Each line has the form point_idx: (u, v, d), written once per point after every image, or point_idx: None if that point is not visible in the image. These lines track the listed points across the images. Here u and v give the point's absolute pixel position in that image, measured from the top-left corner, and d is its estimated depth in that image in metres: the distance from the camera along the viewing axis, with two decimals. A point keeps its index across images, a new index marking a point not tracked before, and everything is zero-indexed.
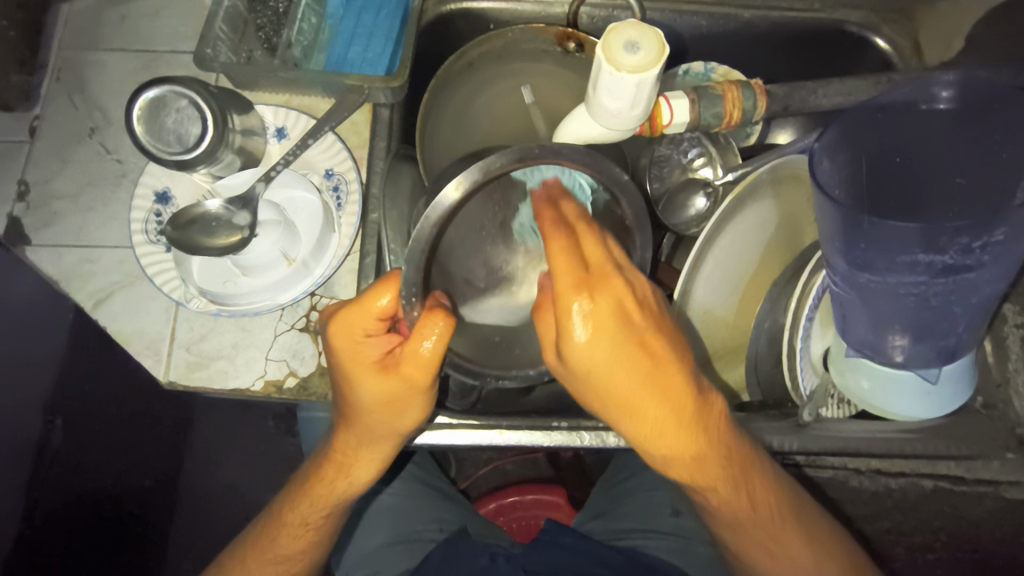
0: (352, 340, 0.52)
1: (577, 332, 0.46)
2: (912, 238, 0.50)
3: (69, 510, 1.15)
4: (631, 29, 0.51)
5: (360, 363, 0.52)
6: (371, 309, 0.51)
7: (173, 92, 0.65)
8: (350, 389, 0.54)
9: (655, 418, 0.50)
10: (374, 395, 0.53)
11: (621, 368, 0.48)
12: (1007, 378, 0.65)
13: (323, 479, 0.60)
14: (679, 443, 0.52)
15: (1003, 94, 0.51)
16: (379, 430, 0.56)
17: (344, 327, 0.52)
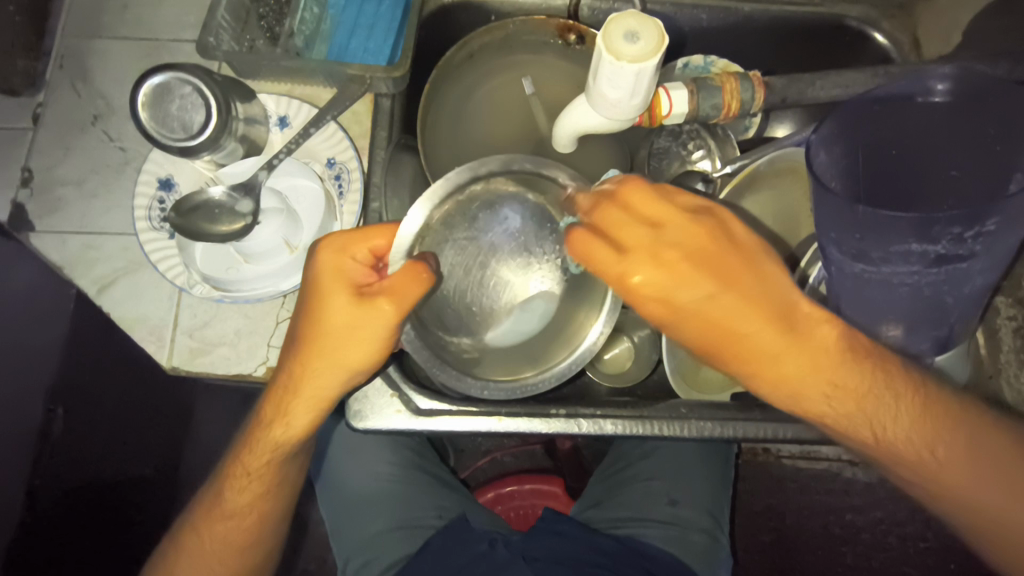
0: (326, 270, 0.55)
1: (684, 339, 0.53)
2: (907, 228, 0.50)
3: (69, 496, 1.18)
4: (632, 19, 0.51)
5: (337, 278, 0.54)
6: (368, 241, 0.56)
7: (178, 79, 0.66)
8: (313, 312, 0.55)
9: (717, 329, 0.50)
10: (340, 314, 0.53)
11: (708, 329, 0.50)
12: (999, 368, 0.67)
13: (267, 427, 0.60)
14: (748, 355, 0.50)
15: (998, 85, 0.52)
16: (316, 361, 0.55)
17: (333, 248, 0.55)
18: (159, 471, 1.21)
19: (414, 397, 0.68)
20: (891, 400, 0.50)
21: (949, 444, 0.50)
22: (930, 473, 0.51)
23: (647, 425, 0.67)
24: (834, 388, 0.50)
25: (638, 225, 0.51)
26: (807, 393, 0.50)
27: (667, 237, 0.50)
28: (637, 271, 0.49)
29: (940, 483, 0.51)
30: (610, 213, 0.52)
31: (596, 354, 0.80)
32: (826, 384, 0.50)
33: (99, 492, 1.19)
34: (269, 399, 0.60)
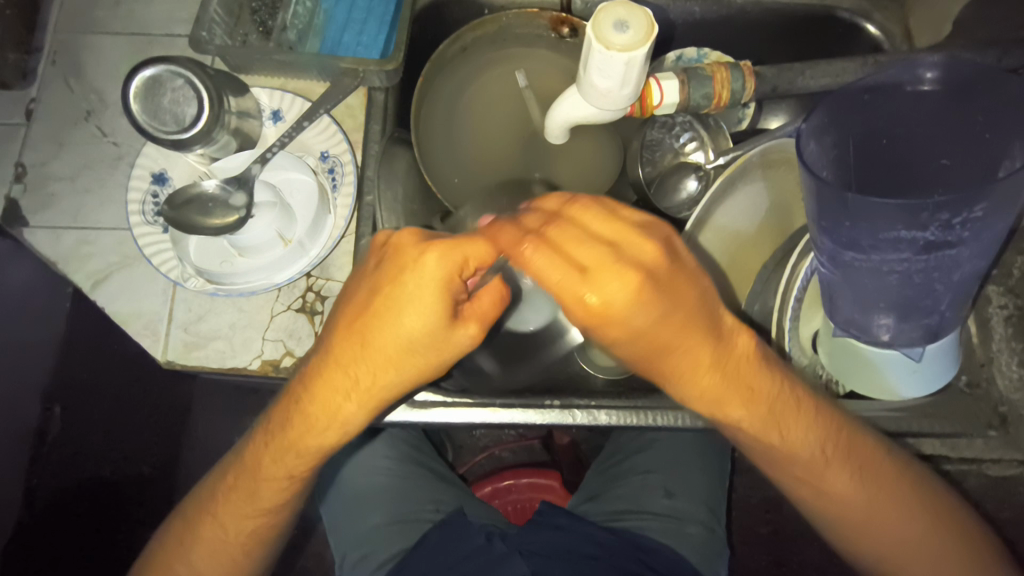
0: (431, 275, 0.47)
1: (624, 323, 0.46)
2: (896, 216, 0.50)
3: (67, 497, 1.18)
4: (621, 9, 0.51)
5: (441, 293, 0.48)
6: (478, 252, 0.48)
7: (169, 72, 0.66)
8: (398, 323, 0.48)
9: (643, 344, 0.47)
10: (434, 333, 0.48)
11: (651, 316, 0.46)
12: (991, 357, 0.67)
13: (289, 440, 0.55)
14: (663, 370, 0.50)
15: (985, 74, 0.52)
16: (365, 379, 0.50)
17: (445, 259, 0.47)
18: (157, 468, 1.21)
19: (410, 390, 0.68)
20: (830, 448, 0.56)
21: (840, 477, 0.57)
22: (810, 491, 0.59)
23: (641, 415, 0.67)
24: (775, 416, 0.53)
25: (625, 226, 0.47)
26: (709, 392, 0.51)
27: (648, 259, 0.46)
28: (608, 264, 0.45)
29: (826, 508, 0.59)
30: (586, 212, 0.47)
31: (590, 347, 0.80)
32: (738, 401, 0.52)
33: (97, 491, 1.19)
34: (313, 392, 0.52)
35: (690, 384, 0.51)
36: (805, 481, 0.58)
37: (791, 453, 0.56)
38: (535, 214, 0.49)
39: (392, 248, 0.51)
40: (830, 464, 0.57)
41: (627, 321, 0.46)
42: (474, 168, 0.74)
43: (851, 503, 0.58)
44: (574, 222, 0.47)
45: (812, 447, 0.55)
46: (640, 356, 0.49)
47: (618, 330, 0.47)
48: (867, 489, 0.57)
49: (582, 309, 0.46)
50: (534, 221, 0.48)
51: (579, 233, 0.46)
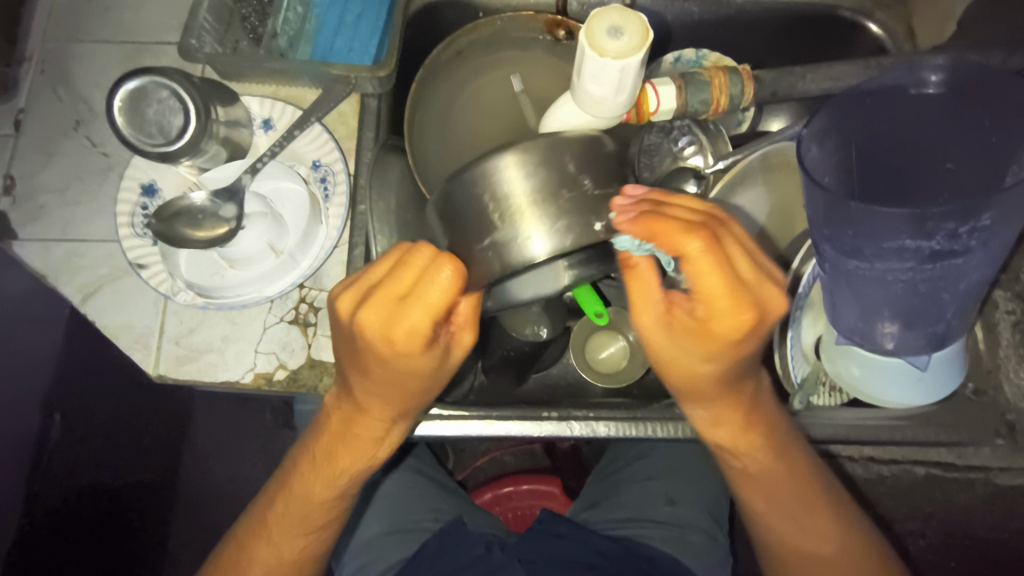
0: (407, 335, 0.46)
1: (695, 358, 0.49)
2: (902, 226, 0.49)
3: (65, 507, 1.17)
4: (615, 15, 0.50)
5: (411, 346, 0.47)
6: (437, 297, 0.45)
7: (154, 83, 0.65)
8: (388, 370, 0.49)
9: (682, 372, 0.51)
10: (426, 367, 0.50)
11: (707, 357, 0.48)
12: (998, 363, 0.66)
13: (318, 470, 0.59)
14: (698, 398, 0.53)
15: (992, 76, 0.51)
16: (396, 401, 0.54)
17: (408, 318, 0.46)
18: (159, 475, 1.21)
19: None
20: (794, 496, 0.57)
21: (811, 518, 0.57)
22: (780, 539, 0.59)
23: (641, 427, 0.66)
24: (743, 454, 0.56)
25: (731, 282, 0.44)
26: (726, 430, 0.55)
27: (774, 316, 0.46)
28: (739, 312, 0.45)
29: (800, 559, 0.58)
30: (732, 255, 0.45)
31: (590, 353, 0.79)
32: (751, 443, 0.55)
33: (97, 499, 1.18)
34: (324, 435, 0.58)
35: (714, 418, 0.54)
36: (786, 524, 0.58)
37: (757, 496, 0.58)
38: (670, 239, 0.44)
39: (363, 299, 0.47)
40: (800, 512, 0.57)
41: (692, 357, 0.49)
42: None
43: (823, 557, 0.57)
44: (699, 271, 0.44)
45: (778, 491, 0.57)
46: (681, 387, 0.52)
47: (689, 355, 0.49)
48: (838, 529, 0.57)
49: (651, 318, 0.49)
50: (681, 232, 0.44)
51: (722, 264, 0.44)
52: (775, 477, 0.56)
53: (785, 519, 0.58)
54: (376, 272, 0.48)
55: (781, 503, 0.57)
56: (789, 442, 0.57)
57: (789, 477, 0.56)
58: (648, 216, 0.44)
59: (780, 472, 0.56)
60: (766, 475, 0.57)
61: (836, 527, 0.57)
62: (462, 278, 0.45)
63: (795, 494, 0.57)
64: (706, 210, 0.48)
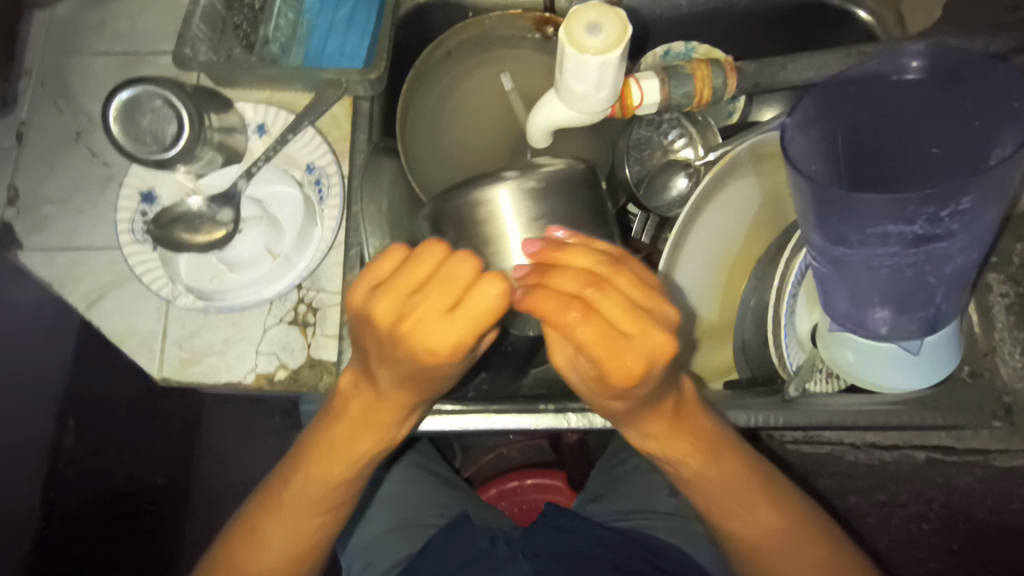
0: (451, 347, 0.46)
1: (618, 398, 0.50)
2: (884, 211, 0.49)
3: (83, 511, 1.19)
4: (593, 12, 0.51)
5: (451, 352, 0.47)
6: (488, 305, 0.46)
7: (147, 92, 0.66)
8: (428, 373, 0.50)
9: (612, 407, 0.52)
10: (453, 370, 0.51)
11: (608, 385, 0.48)
12: (994, 346, 0.65)
13: (324, 456, 0.59)
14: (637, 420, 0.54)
15: (970, 61, 0.51)
16: (421, 394, 0.55)
17: (468, 324, 0.46)
18: (170, 479, 1.21)
19: None
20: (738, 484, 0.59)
21: (756, 507, 0.59)
22: (739, 532, 0.60)
23: None
24: (705, 456, 0.57)
25: (620, 331, 0.45)
26: (659, 441, 0.56)
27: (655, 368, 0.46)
28: (626, 356, 0.45)
29: (748, 544, 0.60)
30: (631, 288, 0.47)
31: None
32: (694, 454, 0.57)
33: (111, 504, 1.20)
34: (336, 430, 0.58)
35: (648, 434, 0.56)
36: (731, 514, 0.60)
37: (704, 491, 0.59)
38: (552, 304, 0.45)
39: (407, 308, 0.47)
40: (744, 500, 0.59)
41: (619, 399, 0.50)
42: (462, 169, 0.72)
43: (768, 539, 0.59)
44: (599, 311, 0.45)
45: (720, 486, 0.58)
46: (613, 415, 0.55)
47: (606, 389, 0.49)
48: (780, 520, 0.59)
49: (586, 363, 0.49)
50: (557, 282, 0.46)
51: (605, 324, 0.45)
52: (733, 483, 0.58)
53: (734, 505, 0.59)
54: (416, 276, 0.47)
55: (725, 497, 0.59)
56: (733, 439, 0.59)
57: (729, 477, 0.58)
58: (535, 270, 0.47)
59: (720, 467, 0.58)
60: (710, 483, 0.58)
61: (779, 518, 0.59)
62: (508, 295, 0.46)
63: (738, 481, 0.58)
64: (589, 265, 0.48)
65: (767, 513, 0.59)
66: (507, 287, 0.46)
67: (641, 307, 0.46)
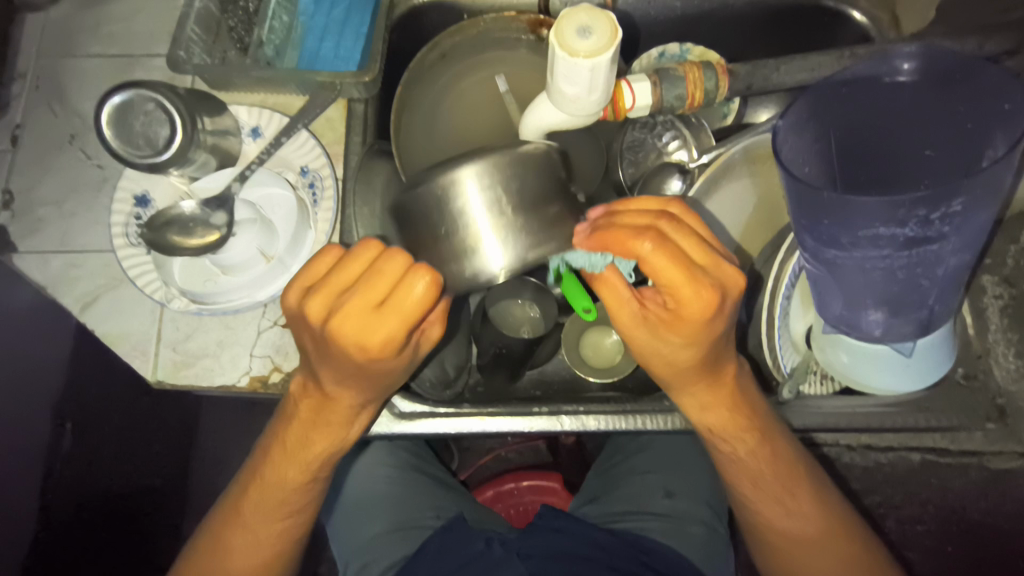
0: (381, 344, 0.48)
1: (677, 344, 0.53)
2: (875, 214, 0.49)
3: (77, 515, 1.19)
4: (584, 14, 0.51)
5: (381, 348, 0.48)
6: (413, 300, 0.47)
7: (141, 96, 0.67)
8: (367, 368, 0.51)
9: (662, 359, 0.54)
10: (395, 364, 0.52)
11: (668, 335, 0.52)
12: (987, 348, 0.65)
13: (288, 454, 0.61)
14: (684, 385, 0.57)
15: (964, 64, 0.50)
16: (371, 389, 0.56)
17: (392, 323, 0.47)
18: (168, 480, 1.22)
19: (396, 401, 0.68)
20: (774, 475, 0.61)
21: (796, 502, 0.61)
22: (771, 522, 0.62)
23: (629, 420, 0.67)
24: (734, 432, 0.60)
25: (686, 270, 0.48)
26: (713, 411, 0.59)
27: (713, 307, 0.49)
28: (690, 295, 0.48)
29: (779, 535, 0.62)
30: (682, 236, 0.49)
31: (584, 348, 0.80)
32: (733, 421, 0.59)
33: (109, 507, 1.20)
34: (291, 429, 0.60)
35: (700, 404, 0.60)
36: (771, 503, 0.62)
37: (744, 474, 0.62)
38: (618, 247, 0.48)
39: (333, 309, 0.48)
40: (781, 490, 0.61)
41: (669, 343, 0.53)
42: None
43: (801, 531, 0.61)
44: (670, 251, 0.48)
45: (755, 469, 0.61)
46: (668, 374, 0.57)
47: (669, 342, 0.53)
48: (818, 517, 0.61)
49: (631, 313, 0.52)
50: (626, 238, 0.48)
51: (675, 260, 0.48)
52: (765, 468, 0.60)
53: (772, 492, 0.62)
54: (349, 274, 0.49)
55: (761, 483, 0.61)
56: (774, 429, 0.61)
57: (767, 471, 0.60)
58: (599, 226, 0.49)
59: (768, 445, 0.60)
60: (725, 455, 0.62)
61: (820, 515, 0.61)
62: (438, 288, 0.47)
63: (770, 470, 0.60)
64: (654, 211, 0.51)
65: (806, 507, 0.61)
66: (437, 282, 0.47)
67: (695, 249, 0.49)
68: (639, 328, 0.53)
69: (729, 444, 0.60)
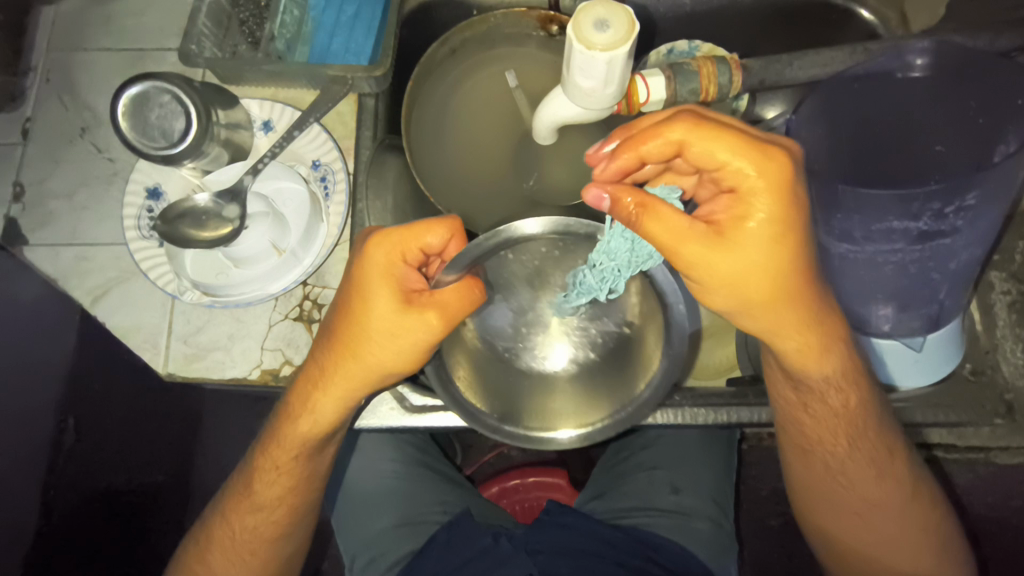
0: (370, 261, 0.50)
1: (757, 229, 0.43)
2: (889, 205, 0.51)
3: (82, 509, 1.19)
4: (601, 8, 0.51)
5: (370, 271, 0.50)
6: (413, 235, 0.50)
7: (156, 88, 0.67)
8: (353, 307, 0.51)
9: (764, 281, 0.44)
10: (378, 314, 0.50)
11: (749, 228, 0.43)
12: (995, 344, 0.65)
13: (289, 418, 0.59)
14: (778, 317, 0.47)
15: (976, 56, 0.53)
16: (353, 359, 0.53)
17: (382, 246, 0.50)
18: (171, 476, 1.21)
19: (406, 394, 0.68)
20: (856, 444, 0.57)
21: (873, 484, 0.58)
22: (850, 507, 0.59)
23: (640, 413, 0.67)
24: (816, 376, 0.53)
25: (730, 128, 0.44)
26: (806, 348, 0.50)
27: (792, 171, 0.43)
28: (752, 158, 0.43)
29: (855, 520, 0.60)
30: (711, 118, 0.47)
31: None
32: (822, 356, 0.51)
33: (112, 502, 1.20)
34: (295, 395, 0.59)
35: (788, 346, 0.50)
36: (847, 487, 0.59)
37: (818, 446, 0.58)
38: (652, 141, 0.45)
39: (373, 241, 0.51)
40: (862, 466, 0.58)
41: (761, 245, 0.43)
42: (465, 167, 0.72)
43: (882, 512, 0.59)
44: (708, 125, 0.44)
45: (839, 432, 0.57)
46: (759, 306, 0.46)
47: (753, 248, 0.43)
48: (897, 495, 0.58)
49: (701, 236, 0.43)
50: (659, 128, 0.44)
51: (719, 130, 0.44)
52: (845, 421, 0.56)
53: (846, 471, 0.58)
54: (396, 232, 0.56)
55: (844, 457, 0.58)
56: (861, 369, 0.55)
57: (858, 420, 0.56)
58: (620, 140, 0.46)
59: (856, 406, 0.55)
60: (818, 401, 0.55)
61: (897, 494, 0.58)
62: (440, 232, 0.50)
63: (852, 436, 0.57)
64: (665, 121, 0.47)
65: (885, 482, 0.58)
66: (443, 228, 0.50)
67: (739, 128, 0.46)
68: (704, 249, 0.43)
69: (825, 391, 0.54)
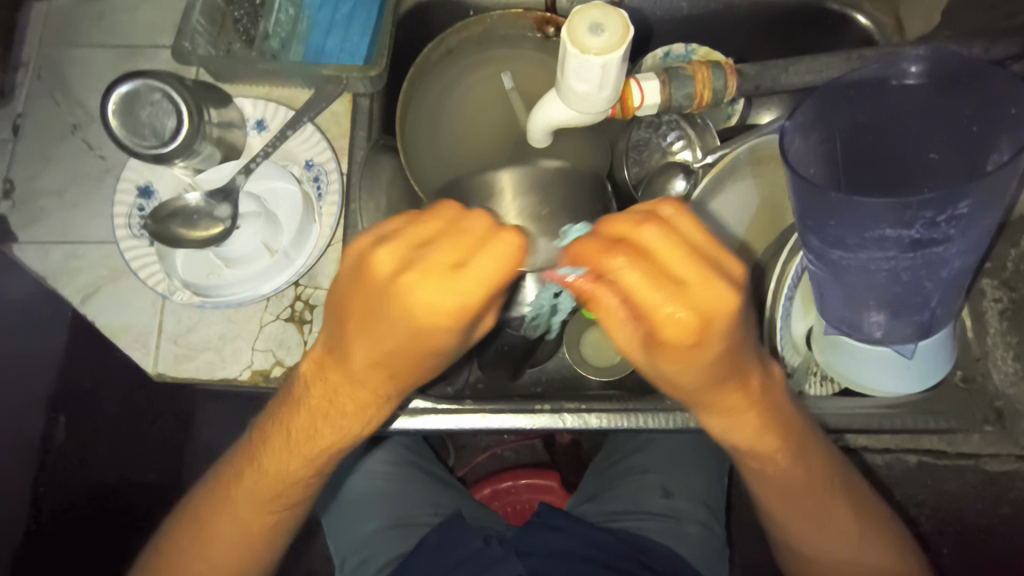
0: (450, 316, 0.41)
1: (678, 362, 0.44)
2: (884, 215, 0.50)
3: (72, 508, 1.19)
4: (597, 11, 0.51)
5: (444, 325, 0.42)
6: (496, 279, 0.41)
7: (147, 86, 0.67)
8: (406, 354, 0.45)
9: (695, 389, 0.47)
10: (444, 352, 0.45)
11: (668, 360, 0.43)
12: (986, 351, 0.65)
13: (279, 456, 0.55)
14: (712, 408, 0.50)
15: (970, 67, 0.51)
16: (366, 397, 0.49)
17: (463, 298, 0.41)
18: (162, 476, 1.20)
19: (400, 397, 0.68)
20: (807, 484, 0.57)
21: (827, 509, 0.59)
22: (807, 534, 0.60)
23: (633, 418, 0.67)
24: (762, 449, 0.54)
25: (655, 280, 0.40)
26: (746, 435, 0.52)
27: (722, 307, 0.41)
28: (681, 319, 0.40)
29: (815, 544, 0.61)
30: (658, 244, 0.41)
31: (585, 346, 0.81)
32: (772, 447, 0.53)
33: (101, 501, 1.19)
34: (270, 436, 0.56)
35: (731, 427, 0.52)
36: (805, 514, 0.59)
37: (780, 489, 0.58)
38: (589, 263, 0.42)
39: (409, 262, 0.42)
40: (821, 499, 0.58)
41: (687, 369, 0.44)
42: (460, 166, 0.72)
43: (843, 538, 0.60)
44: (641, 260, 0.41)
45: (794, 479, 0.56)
46: (686, 396, 0.49)
47: (675, 369, 0.45)
48: (855, 518, 0.60)
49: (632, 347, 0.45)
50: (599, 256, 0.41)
51: (653, 274, 0.40)
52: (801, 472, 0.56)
53: (808, 505, 0.58)
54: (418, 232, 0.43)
55: (802, 495, 0.58)
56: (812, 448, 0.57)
57: (810, 490, 0.57)
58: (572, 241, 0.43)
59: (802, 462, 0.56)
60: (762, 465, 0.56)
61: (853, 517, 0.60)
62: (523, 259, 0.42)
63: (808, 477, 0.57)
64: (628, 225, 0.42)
65: (838, 505, 0.59)
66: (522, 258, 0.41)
67: (687, 261, 0.41)
68: (641, 359, 0.46)
69: (763, 462, 0.55)
